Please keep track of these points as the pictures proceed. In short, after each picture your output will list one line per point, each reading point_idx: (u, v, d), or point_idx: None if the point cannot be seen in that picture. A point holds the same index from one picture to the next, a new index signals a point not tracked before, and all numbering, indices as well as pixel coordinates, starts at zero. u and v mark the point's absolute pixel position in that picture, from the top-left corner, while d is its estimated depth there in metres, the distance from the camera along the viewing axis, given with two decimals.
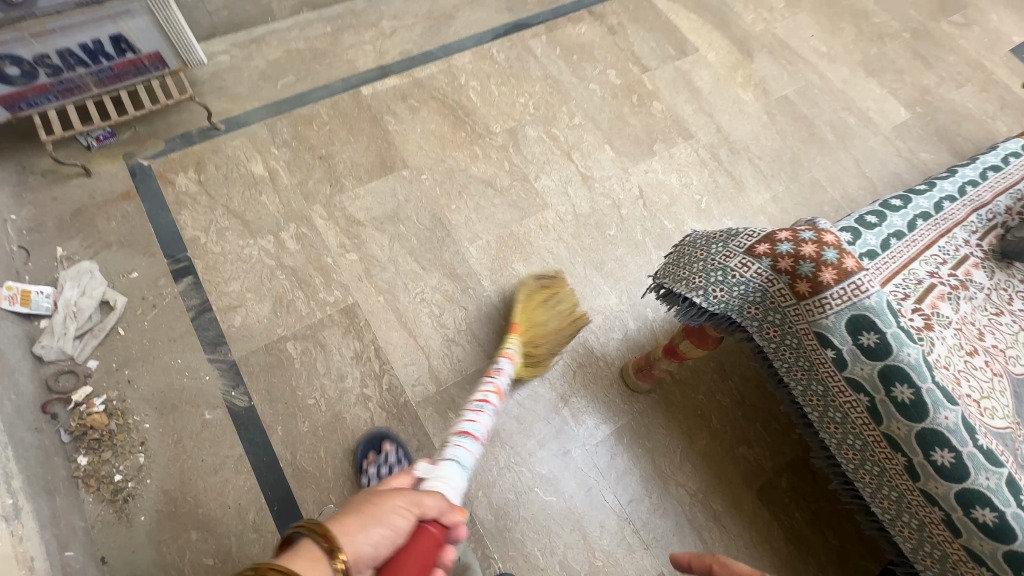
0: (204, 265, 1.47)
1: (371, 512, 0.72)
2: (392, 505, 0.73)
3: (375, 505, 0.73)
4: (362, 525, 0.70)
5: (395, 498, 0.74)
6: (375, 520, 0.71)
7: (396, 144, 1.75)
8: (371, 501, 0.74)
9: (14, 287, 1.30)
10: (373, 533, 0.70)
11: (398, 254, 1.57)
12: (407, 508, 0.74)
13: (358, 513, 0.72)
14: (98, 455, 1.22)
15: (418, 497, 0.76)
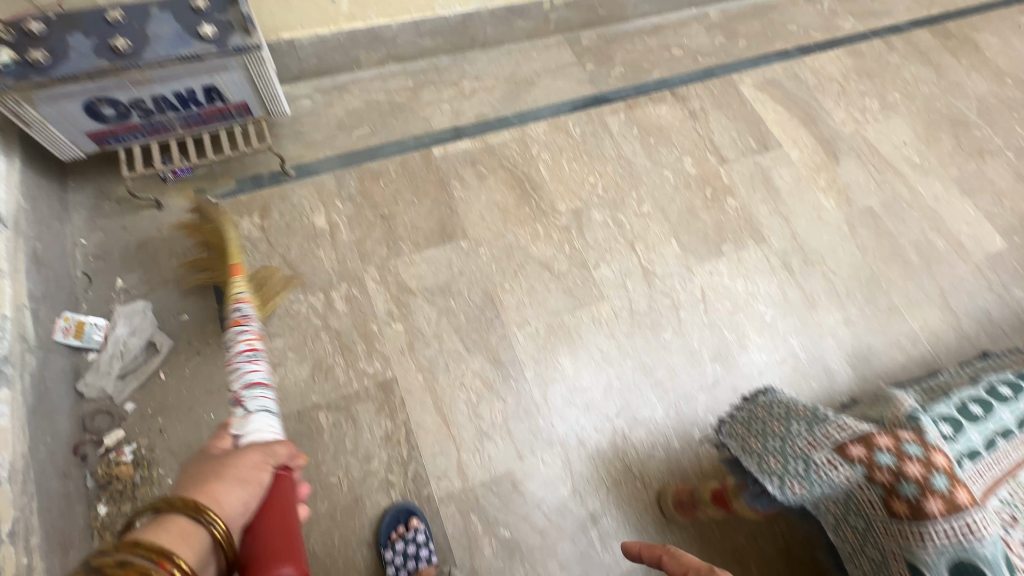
0: None
1: (223, 475, 0.79)
2: (236, 468, 0.81)
3: (210, 470, 0.81)
4: (218, 487, 0.76)
5: (239, 460, 0.82)
6: (230, 482, 0.78)
7: (458, 212, 1.72)
8: (225, 466, 0.81)
9: (70, 318, 1.31)
10: (231, 493, 0.76)
11: (444, 331, 1.53)
12: (257, 464, 0.83)
13: (200, 483, 0.77)
14: (117, 506, 1.21)
15: (260, 447, 0.87)
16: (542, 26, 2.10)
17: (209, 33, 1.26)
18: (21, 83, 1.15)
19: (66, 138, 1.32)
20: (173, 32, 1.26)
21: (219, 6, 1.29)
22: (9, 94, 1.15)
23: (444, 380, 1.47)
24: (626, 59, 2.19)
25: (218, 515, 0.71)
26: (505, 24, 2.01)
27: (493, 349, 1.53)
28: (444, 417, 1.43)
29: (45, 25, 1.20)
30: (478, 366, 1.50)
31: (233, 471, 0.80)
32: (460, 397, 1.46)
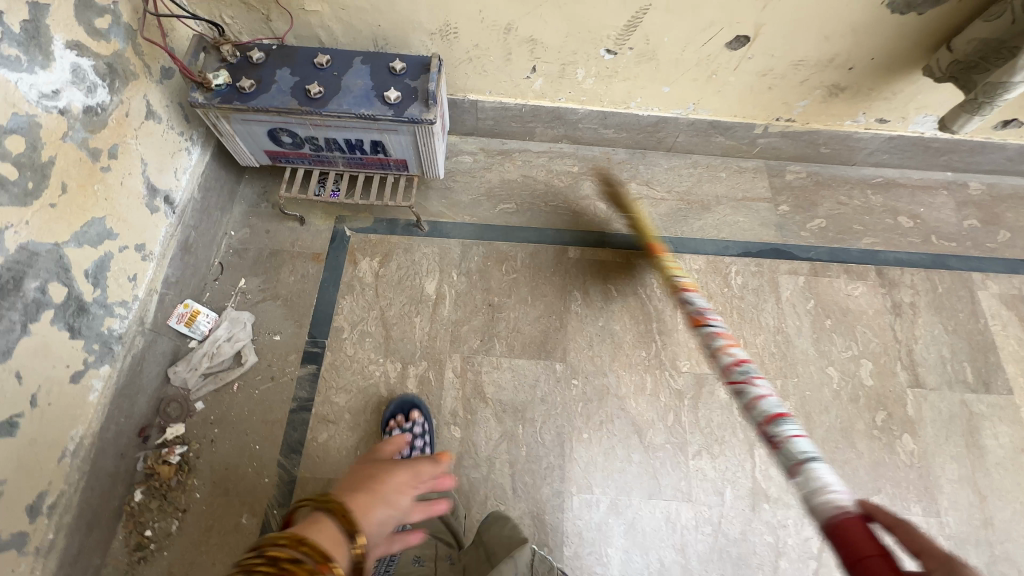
0: (331, 362, 1.45)
1: (375, 477, 0.64)
2: (390, 479, 0.65)
3: (367, 475, 0.65)
4: (368, 493, 0.62)
5: (393, 473, 0.65)
6: (375, 489, 0.63)
7: (568, 329, 1.55)
8: (372, 478, 0.65)
9: (190, 306, 1.41)
10: (383, 508, 0.62)
11: (499, 457, 1.38)
12: (415, 498, 0.65)
13: (353, 490, 0.63)
14: (149, 500, 1.27)
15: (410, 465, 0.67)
16: (744, 147, 1.82)
17: (393, 98, 1.26)
18: (223, 105, 1.24)
19: (247, 151, 1.42)
20: (363, 87, 1.28)
21: (414, 72, 1.30)
22: (212, 110, 1.25)
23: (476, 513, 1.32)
24: (832, 212, 1.81)
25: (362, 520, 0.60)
26: (702, 136, 1.77)
27: (541, 502, 1.35)
28: None
29: (264, 54, 1.29)
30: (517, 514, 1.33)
31: (387, 485, 0.64)
32: None
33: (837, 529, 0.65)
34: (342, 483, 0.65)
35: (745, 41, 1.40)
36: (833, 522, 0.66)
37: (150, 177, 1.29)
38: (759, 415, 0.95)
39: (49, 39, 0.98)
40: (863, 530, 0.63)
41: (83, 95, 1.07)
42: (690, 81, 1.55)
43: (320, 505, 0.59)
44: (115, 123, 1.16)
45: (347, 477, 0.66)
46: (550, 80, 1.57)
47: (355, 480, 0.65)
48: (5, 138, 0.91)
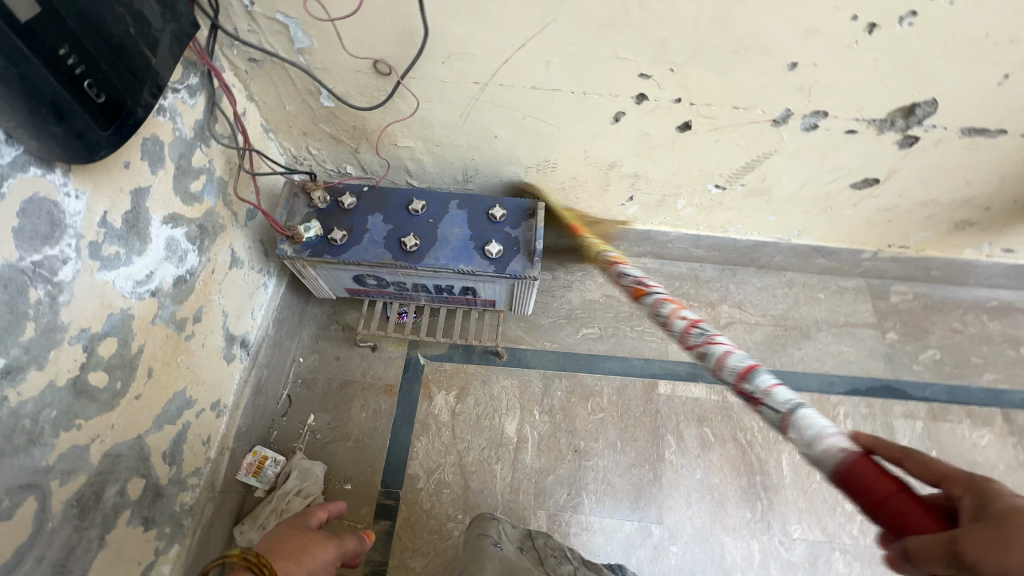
0: (407, 517, 1.33)
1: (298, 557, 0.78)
2: (318, 560, 0.79)
3: (297, 547, 0.80)
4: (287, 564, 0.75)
5: (324, 553, 0.81)
6: (302, 563, 0.77)
7: (662, 482, 1.41)
8: (300, 545, 0.80)
9: (258, 453, 1.31)
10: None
11: None
12: (334, 557, 0.82)
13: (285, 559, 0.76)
14: None
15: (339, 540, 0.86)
16: (845, 268, 1.68)
17: (495, 252, 1.15)
18: (313, 258, 1.15)
19: (327, 288, 1.32)
20: (460, 237, 1.18)
21: (514, 220, 1.21)
22: (299, 261, 1.16)
23: None
24: (946, 342, 1.65)
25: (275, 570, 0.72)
26: (801, 258, 1.64)
27: None
28: None
29: (356, 198, 1.21)
30: None
31: (312, 562, 0.79)
32: None
33: (844, 474, 0.66)
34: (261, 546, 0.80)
35: (873, 183, 1.28)
36: (839, 464, 0.67)
37: (229, 326, 1.20)
38: (729, 373, 0.89)
39: (147, 222, 0.91)
40: (872, 466, 0.64)
41: (174, 266, 0.99)
42: (801, 212, 1.43)
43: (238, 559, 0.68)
44: (201, 285, 1.08)
45: (270, 539, 0.82)
46: (647, 207, 1.46)
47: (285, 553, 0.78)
48: (100, 344, 0.82)
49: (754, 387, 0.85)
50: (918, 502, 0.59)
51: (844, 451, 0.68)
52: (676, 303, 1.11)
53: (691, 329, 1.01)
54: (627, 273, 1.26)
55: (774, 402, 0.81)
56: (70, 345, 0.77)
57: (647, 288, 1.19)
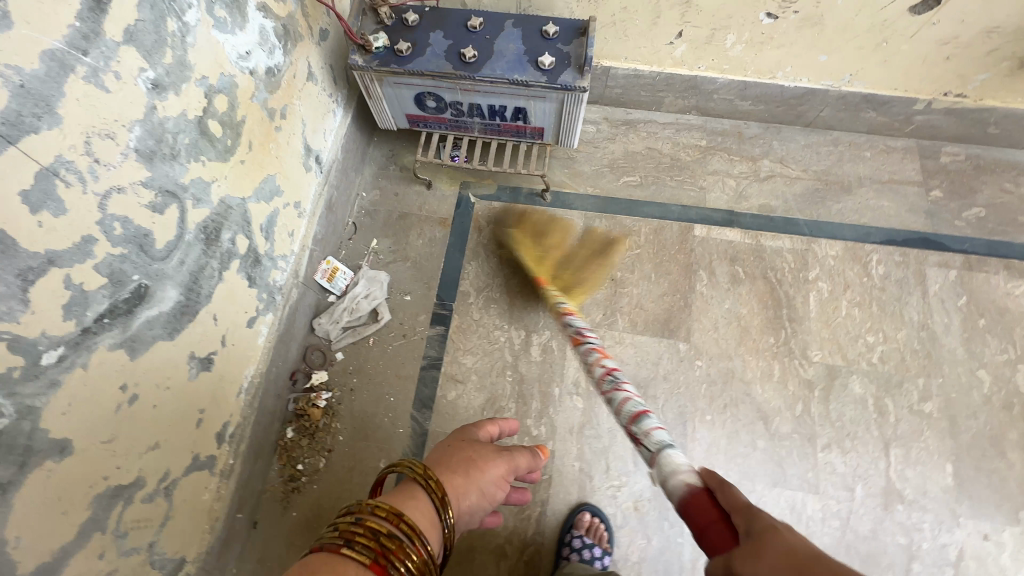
0: (459, 324, 1.50)
1: (469, 472, 0.94)
2: (486, 475, 0.96)
3: (464, 460, 0.96)
4: (463, 479, 0.93)
5: (490, 470, 0.97)
6: (473, 478, 0.94)
7: (692, 309, 1.52)
8: (469, 467, 0.95)
9: (331, 263, 1.49)
10: (475, 494, 0.93)
11: (620, 431, 1.40)
12: (504, 474, 0.99)
13: (458, 475, 0.93)
14: (300, 438, 1.38)
15: (507, 457, 1.01)
16: (896, 125, 1.67)
17: (547, 63, 1.23)
18: (381, 68, 1.26)
19: (389, 114, 1.45)
20: (515, 52, 1.26)
21: (566, 37, 1.27)
22: (369, 73, 1.28)
23: (599, 480, 1.35)
24: (994, 201, 1.64)
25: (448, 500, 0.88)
26: (850, 111, 1.63)
27: None
28: None
29: (419, 17, 1.29)
30: (637, 487, 1.35)
31: (481, 475, 0.95)
32: (607, 506, 1.33)
33: (687, 503, 0.72)
34: (442, 459, 0.96)
35: (933, 5, 1.25)
36: (685, 497, 0.73)
37: (308, 138, 1.35)
38: (625, 413, 1.04)
39: (246, 2, 1.03)
40: (710, 497, 0.71)
41: (266, 56, 1.12)
42: (854, 50, 1.42)
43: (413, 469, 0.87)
44: (286, 85, 1.21)
45: (447, 446, 1.00)
46: (695, 47, 1.48)
47: (454, 462, 0.95)
48: (215, 98, 0.97)
49: (641, 431, 0.96)
50: (730, 528, 0.66)
51: (688, 486, 0.75)
52: (597, 344, 1.25)
53: (607, 376, 1.16)
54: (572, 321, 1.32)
55: (650, 444, 0.92)
56: (196, 86, 0.92)
57: (584, 337, 1.27)
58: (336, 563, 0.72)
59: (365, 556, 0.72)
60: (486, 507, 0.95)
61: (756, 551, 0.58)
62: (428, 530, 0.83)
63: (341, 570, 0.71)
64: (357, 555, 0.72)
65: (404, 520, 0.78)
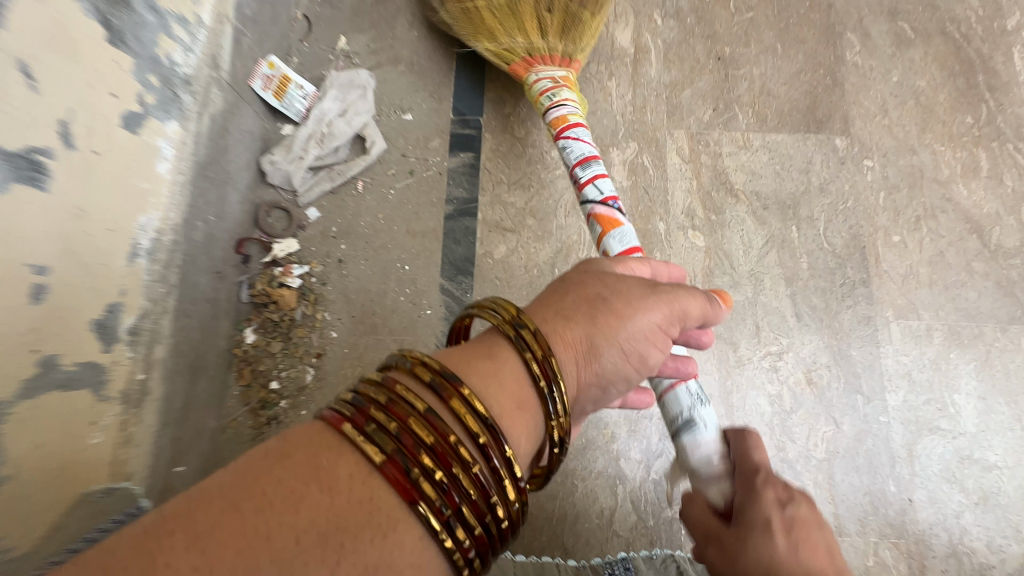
0: (494, 147, 0.96)
1: (600, 315, 0.53)
2: (631, 320, 0.54)
3: (587, 301, 0.54)
4: (594, 321, 0.53)
5: (638, 315, 0.54)
6: (609, 323, 0.53)
7: (845, 88, 0.99)
8: (601, 310, 0.54)
9: (276, 66, 0.91)
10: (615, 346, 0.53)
11: (767, 274, 0.90)
12: (658, 324, 0.55)
13: (581, 318, 0.53)
14: (267, 339, 0.87)
15: (669, 297, 0.57)
16: None
17: None
18: None
19: None
20: None
21: None
22: None
23: (746, 348, 0.87)
24: None
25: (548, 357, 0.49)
26: None
27: (837, 331, 0.88)
28: (729, 412, 0.85)
29: None
30: (806, 352, 0.87)
31: (624, 322, 0.54)
32: (763, 384, 0.86)
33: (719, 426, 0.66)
34: (560, 299, 0.55)
35: None
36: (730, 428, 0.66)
37: None
38: None
39: None
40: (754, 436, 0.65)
41: None
42: None
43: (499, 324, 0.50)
44: None
45: (557, 288, 0.57)
46: None
47: (577, 301, 0.54)
48: None
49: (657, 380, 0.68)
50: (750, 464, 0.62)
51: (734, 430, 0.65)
52: (614, 219, 0.77)
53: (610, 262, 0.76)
54: (581, 169, 0.81)
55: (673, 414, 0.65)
56: None
57: (583, 189, 0.80)
58: (324, 453, 0.39)
59: (377, 451, 0.39)
60: (633, 368, 0.55)
61: (747, 488, 0.55)
62: (506, 415, 0.46)
63: (324, 471, 0.38)
64: (364, 444, 0.39)
65: (455, 400, 0.43)
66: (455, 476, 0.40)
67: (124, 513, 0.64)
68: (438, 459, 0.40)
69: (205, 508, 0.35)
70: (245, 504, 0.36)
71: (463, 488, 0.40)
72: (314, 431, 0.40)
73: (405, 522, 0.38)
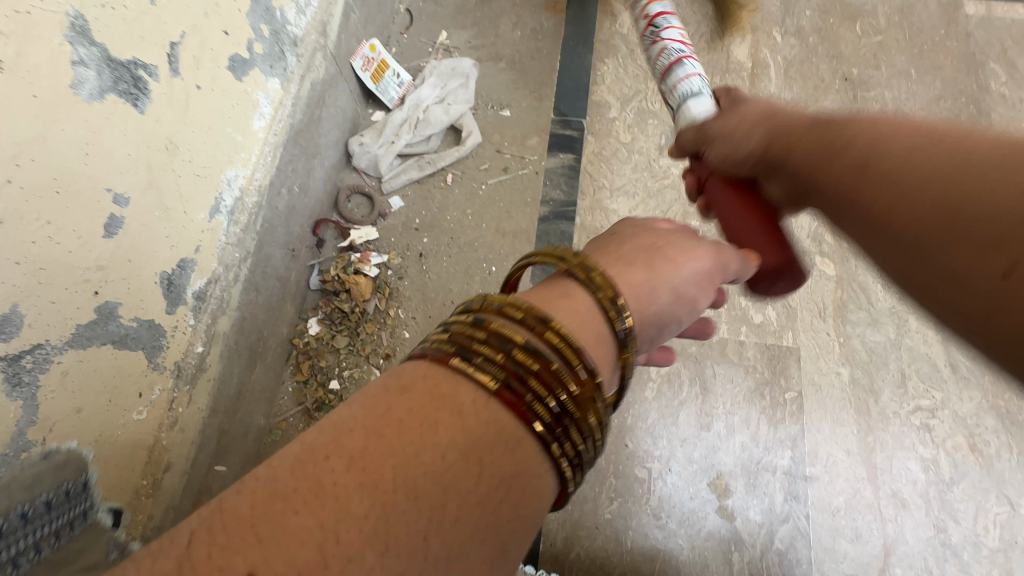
0: (597, 150, 0.88)
1: (651, 259, 0.37)
2: (685, 267, 0.37)
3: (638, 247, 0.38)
4: (640, 271, 0.36)
5: (692, 261, 0.38)
6: (658, 270, 0.36)
7: (992, 119, 0.89)
8: (645, 250, 0.38)
9: (377, 49, 0.86)
10: (665, 297, 0.35)
11: (913, 314, 0.77)
12: (710, 273, 0.39)
13: (624, 265, 0.36)
14: (332, 332, 0.77)
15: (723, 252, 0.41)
16: None
17: None
18: None
19: None
20: None
21: None
22: None
23: (891, 399, 0.73)
24: None
25: (589, 304, 0.33)
26: None
27: (1003, 390, 0.73)
28: (872, 475, 0.70)
29: None
30: (967, 412, 0.72)
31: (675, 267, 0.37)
32: (914, 444, 0.71)
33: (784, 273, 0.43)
34: (591, 246, 0.40)
35: None
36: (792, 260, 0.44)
37: None
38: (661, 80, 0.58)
39: None
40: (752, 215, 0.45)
41: None
42: None
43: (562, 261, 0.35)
44: None
45: (597, 241, 0.40)
46: None
47: (616, 246, 0.39)
48: None
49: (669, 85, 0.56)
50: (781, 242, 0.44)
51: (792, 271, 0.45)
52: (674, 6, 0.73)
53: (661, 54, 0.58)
54: None
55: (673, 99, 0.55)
56: None
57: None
58: (441, 379, 0.27)
59: (489, 377, 0.27)
60: (681, 331, 0.38)
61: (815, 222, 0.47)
62: (604, 348, 0.32)
63: (446, 397, 0.27)
64: (473, 371, 0.27)
65: (554, 328, 0.30)
66: (576, 403, 0.29)
67: (61, 488, 0.44)
68: (551, 383, 0.28)
69: (349, 435, 0.25)
70: (384, 433, 0.25)
71: (578, 414, 0.29)
72: (403, 364, 0.28)
73: (536, 460, 0.28)
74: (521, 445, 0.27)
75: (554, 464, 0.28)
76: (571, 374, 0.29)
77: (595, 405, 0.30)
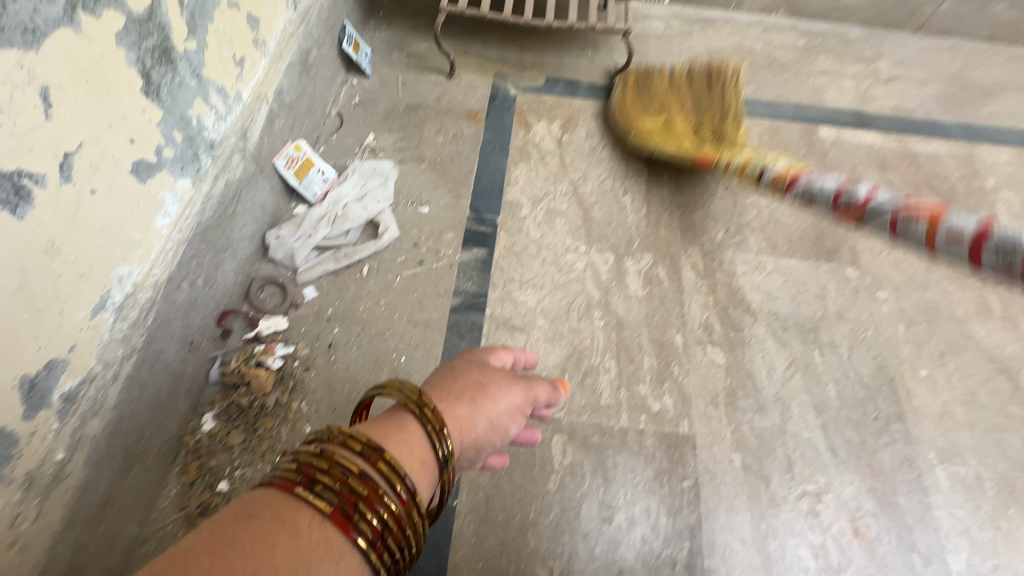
0: (509, 245, 0.94)
1: (475, 395, 0.46)
2: (501, 402, 0.48)
3: (469, 384, 0.47)
4: (465, 407, 0.45)
5: (507, 396, 0.49)
6: (481, 405, 0.46)
7: None
8: (474, 388, 0.47)
9: (302, 149, 0.91)
10: (481, 426, 0.46)
11: (795, 400, 0.83)
12: (520, 406, 0.50)
13: (454, 399, 0.45)
14: (227, 428, 0.74)
15: (531, 387, 0.52)
16: None
17: None
18: None
19: None
20: None
21: None
22: None
23: (781, 485, 0.76)
24: None
25: (421, 436, 0.40)
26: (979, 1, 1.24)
27: (878, 473, 0.78)
28: (766, 565, 0.71)
29: None
30: (848, 496, 0.76)
31: (494, 402, 0.47)
32: (803, 530, 0.73)
33: None
34: (433, 377, 0.48)
35: None
36: None
37: None
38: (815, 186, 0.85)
39: None
40: None
41: None
42: None
43: (404, 396, 0.42)
44: None
45: (439, 373, 0.49)
46: None
47: (451, 381, 0.47)
48: None
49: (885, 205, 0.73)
50: None
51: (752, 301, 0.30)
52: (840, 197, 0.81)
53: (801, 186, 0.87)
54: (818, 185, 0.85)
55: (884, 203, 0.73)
56: None
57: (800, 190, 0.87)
58: (283, 507, 0.32)
59: (326, 501, 0.33)
60: (494, 448, 0.48)
61: None
62: (424, 472, 0.39)
63: (285, 521, 0.31)
64: (312, 497, 0.33)
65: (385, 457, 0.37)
66: (395, 516, 0.35)
67: None
68: (376, 505, 0.35)
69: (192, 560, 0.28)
70: (230, 555, 0.28)
71: (395, 530, 0.35)
72: (251, 496, 0.33)
73: (357, 566, 0.33)
74: (344, 555, 0.32)
75: (371, 568, 0.33)
76: (392, 494, 0.36)
77: (411, 518, 0.37)
